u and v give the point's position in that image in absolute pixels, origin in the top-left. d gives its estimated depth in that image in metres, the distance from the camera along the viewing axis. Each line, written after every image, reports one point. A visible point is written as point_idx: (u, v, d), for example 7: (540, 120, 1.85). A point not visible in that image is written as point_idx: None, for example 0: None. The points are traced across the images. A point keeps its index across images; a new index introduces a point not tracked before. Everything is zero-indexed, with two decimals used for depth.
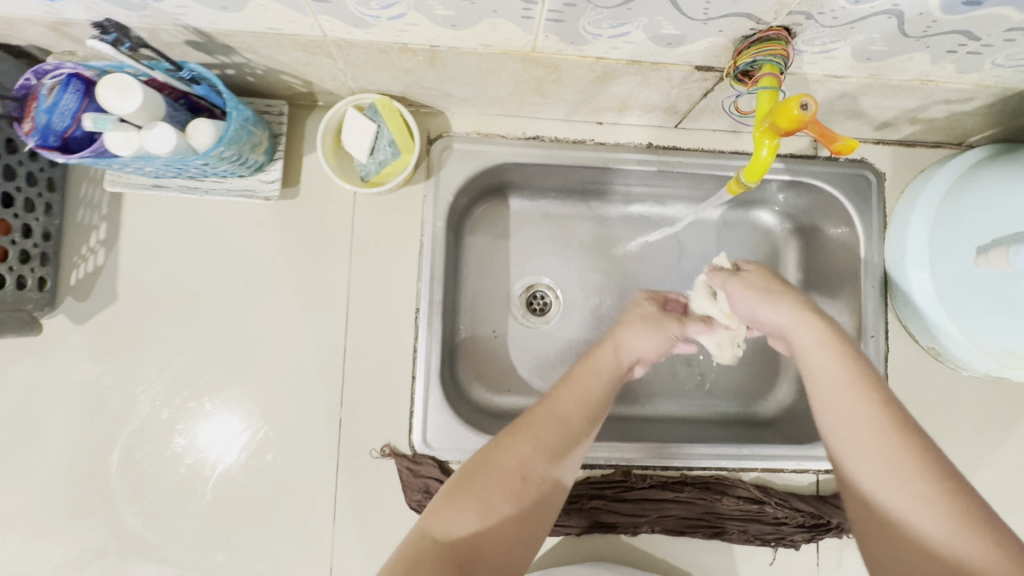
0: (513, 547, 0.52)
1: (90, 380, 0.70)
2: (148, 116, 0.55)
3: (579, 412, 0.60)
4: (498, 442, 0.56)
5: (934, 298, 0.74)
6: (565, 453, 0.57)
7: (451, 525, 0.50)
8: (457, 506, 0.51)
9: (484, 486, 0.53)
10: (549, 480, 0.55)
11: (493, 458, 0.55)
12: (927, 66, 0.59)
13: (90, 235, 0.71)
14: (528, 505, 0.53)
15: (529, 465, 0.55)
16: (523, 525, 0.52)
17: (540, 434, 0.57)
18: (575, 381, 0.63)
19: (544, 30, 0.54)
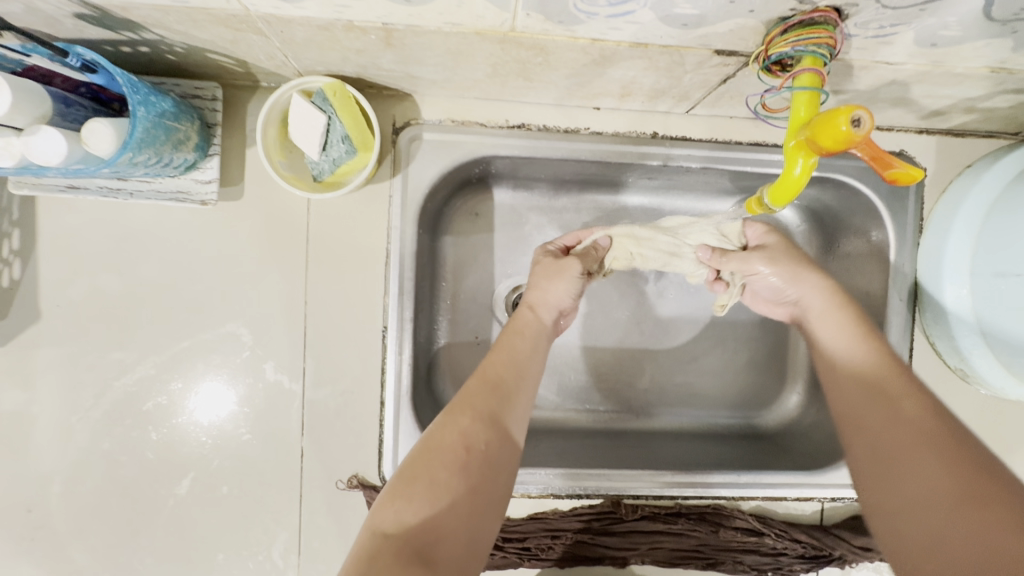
0: (475, 522, 0.46)
1: (17, 407, 0.63)
2: (27, 117, 0.44)
3: (509, 370, 0.57)
4: (435, 422, 0.51)
5: (972, 321, 0.66)
6: (506, 414, 0.53)
7: (400, 516, 0.44)
8: (403, 498, 0.45)
9: (428, 466, 0.47)
10: (494, 444, 0.50)
11: (433, 437, 0.49)
12: (1005, 53, 0.47)
13: (2, 244, 0.61)
14: (477, 476, 0.48)
15: (469, 433, 0.50)
16: (476, 504, 0.47)
17: (474, 401, 0.53)
18: (505, 347, 0.59)
19: (523, 6, 0.42)
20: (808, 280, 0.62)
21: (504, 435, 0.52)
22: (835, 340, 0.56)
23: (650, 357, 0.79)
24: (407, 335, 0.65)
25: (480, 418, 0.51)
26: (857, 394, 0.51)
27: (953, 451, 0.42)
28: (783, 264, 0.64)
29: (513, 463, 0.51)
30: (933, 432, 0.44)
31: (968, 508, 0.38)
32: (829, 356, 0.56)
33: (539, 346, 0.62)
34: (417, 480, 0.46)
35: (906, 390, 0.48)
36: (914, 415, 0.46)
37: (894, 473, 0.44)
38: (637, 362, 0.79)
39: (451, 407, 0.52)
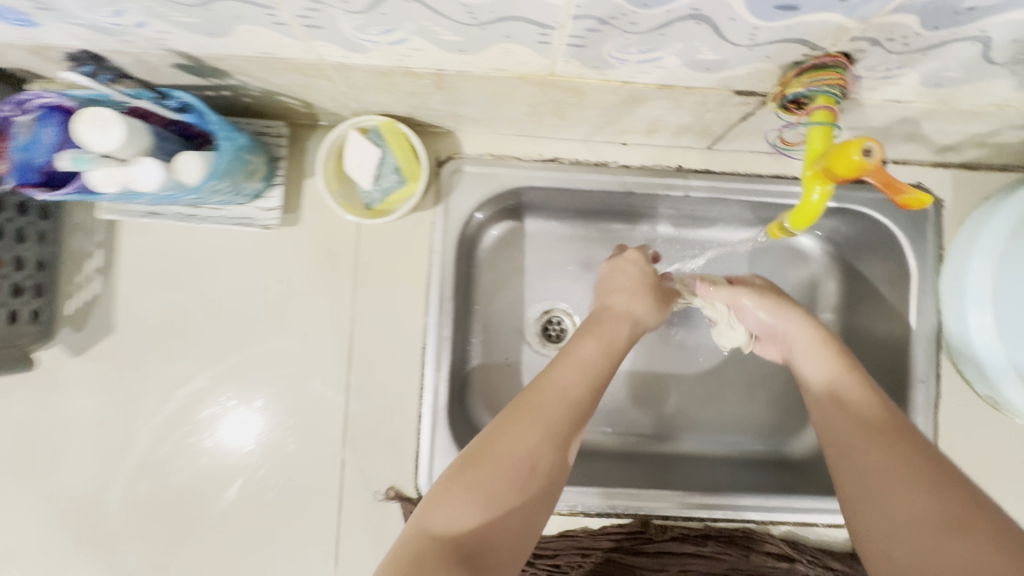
0: (517, 536, 0.48)
1: (87, 414, 0.68)
2: (132, 149, 0.50)
3: (582, 386, 0.57)
4: (505, 436, 0.52)
5: (995, 345, 0.67)
6: (571, 436, 0.54)
7: (452, 519, 0.47)
8: (456, 500, 0.48)
9: (489, 473, 0.50)
10: (557, 469, 0.52)
11: (484, 451, 0.51)
12: (1010, 92, 0.50)
13: (86, 263, 0.68)
14: (531, 499, 0.50)
15: (535, 455, 0.52)
16: (522, 525, 0.49)
17: (537, 415, 0.54)
18: (572, 355, 0.60)
19: (564, 54, 0.48)
20: (791, 314, 0.67)
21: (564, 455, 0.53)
22: (833, 378, 0.60)
23: (676, 380, 0.82)
24: (444, 353, 0.69)
25: (547, 437, 0.53)
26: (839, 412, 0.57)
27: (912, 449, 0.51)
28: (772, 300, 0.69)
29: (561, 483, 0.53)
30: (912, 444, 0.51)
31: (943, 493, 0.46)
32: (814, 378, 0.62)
33: (607, 350, 0.62)
34: (464, 488, 0.49)
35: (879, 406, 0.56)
36: (866, 418, 0.55)
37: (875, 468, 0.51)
38: (662, 387, 0.82)
39: (518, 411, 0.54)
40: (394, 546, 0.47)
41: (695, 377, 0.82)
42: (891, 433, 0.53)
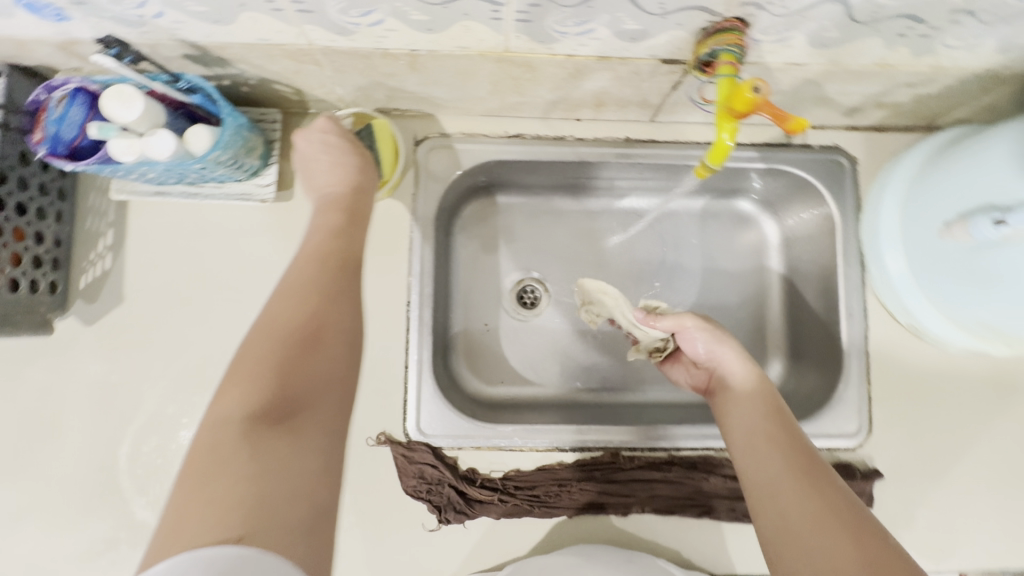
0: (333, 384, 0.51)
1: (100, 378, 0.74)
2: (149, 123, 0.59)
3: (324, 275, 0.57)
4: (268, 312, 0.53)
5: (909, 277, 0.77)
6: (347, 305, 0.56)
7: (239, 400, 0.45)
8: (242, 383, 0.47)
9: (256, 368, 0.48)
10: (343, 320, 0.54)
11: (271, 327, 0.51)
12: (883, 50, 0.61)
13: (98, 241, 0.75)
14: (320, 346, 0.51)
15: (311, 313, 0.53)
16: (323, 379, 0.50)
17: (315, 288, 0.55)
18: (305, 247, 0.60)
19: (514, 30, 0.58)
20: (731, 345, 0.73)
21: (358, 319, 0.56)
22: (758, 416, 0.65)
23: None
24: (426, 309, 0.77)
25: (328, 300, 0.55)
26: (759, 446, 0.61)
27: (822, 485, 0.55)
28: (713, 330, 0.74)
29: (347, 309, 0.56)
30: (821, 481, 0.56)
31: (828, 527, 0.51)
32: (740, 415, 0.66)
33: (348, 212, 0.65)
34: (259, 363, 0.48)
35: (793, 445, 0.60)
36: (780, 455, 0.59)
37: (778, 499, 0.56)
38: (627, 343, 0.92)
39: (285, 299, 0.54)
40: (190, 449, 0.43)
41: None
42: (799, 469, 0.57)
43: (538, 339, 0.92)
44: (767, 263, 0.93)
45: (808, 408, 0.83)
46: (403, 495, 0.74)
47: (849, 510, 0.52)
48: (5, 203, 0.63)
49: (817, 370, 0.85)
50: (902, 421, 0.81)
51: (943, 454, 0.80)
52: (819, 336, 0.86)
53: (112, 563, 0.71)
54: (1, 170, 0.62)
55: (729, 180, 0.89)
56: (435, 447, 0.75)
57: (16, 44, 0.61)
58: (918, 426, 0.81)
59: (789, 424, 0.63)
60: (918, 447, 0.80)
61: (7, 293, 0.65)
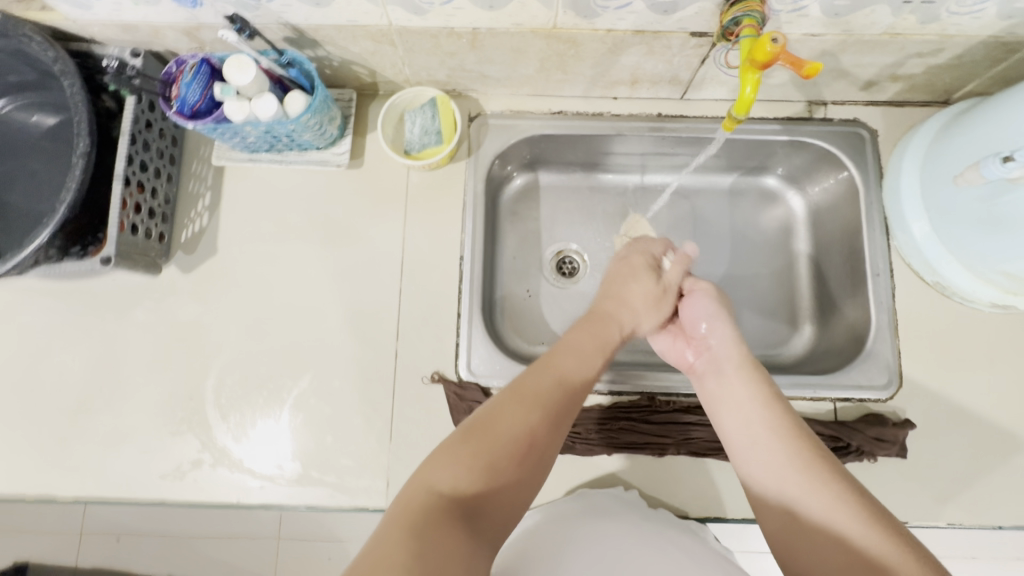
0: (520, 496, 0.52)
1: (193, 318, 0.85)
2: (257, 88, 0.71)
3: (576, 386, 0.61)
4: (519, 391, 0.58)
5: (934, 238, 0.80)
6: (564, 418, 0.58)
7: (454, 481, 0.49)
8: (454, 463, 0.51)
9: (472, 455, 0.51)
10: (548, 443, 0.56)
11: (494, 415, 0.55)
12: (890, 19, 0.69)
13: (197, 201, 0.87)
14: (526, 466, 0.53)
15: (531, 429, 0.55)
16: (529, 440, 0.54)
17: (538, 394, 0.58)
18: (563, 347, 0.66)
19: (562, 6, 0.68)
20: (727, 327, 0.74)
21: (559, 433, 0.57)
22: (757, 408, 0.63)
23: None
24: (477, 263, 0.85)
25: (547, 425, 0.56)
26: (761, 440, 0.60)
27: (826, 475, 0.55)
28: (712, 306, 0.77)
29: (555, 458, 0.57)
30: (824, 469, 0.56)
31: (839, 517, 0.51)
32: (738, 407, 0.65)
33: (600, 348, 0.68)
34: (472, 455, 0.51)
35: (797, 438, 0.59)
36: (783, 448, 0.59)
37: (787, 493, 0.56)
38: None
39: (516, 394, 0.58)
40: (398, 502, 0.48)
41: None
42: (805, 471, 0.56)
43: (577, 304, 0.99)
44: (794, 235, 0.99)
45: (837, 365, 0.87)
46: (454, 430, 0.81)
47: (879, 518, 0.50)
48: (133, 159, 0.76)
49: (845, 330, 0.89)
50: (932, 376, 0.83)
51: (975, 409, 0.82)
52: (846, 298, 0.90)
53: (197, 481, 0.80)
54: (133, 132, 0.75)
55: (756, 157, 0.96)
56: (483, 387, 0.82)
57: (155, 29, 0.75)
58: (950, 380, 0.83)
59: (790, 414, 0.62)
60: (949, 401, 0.82)
61: (130, 236, 0.76)
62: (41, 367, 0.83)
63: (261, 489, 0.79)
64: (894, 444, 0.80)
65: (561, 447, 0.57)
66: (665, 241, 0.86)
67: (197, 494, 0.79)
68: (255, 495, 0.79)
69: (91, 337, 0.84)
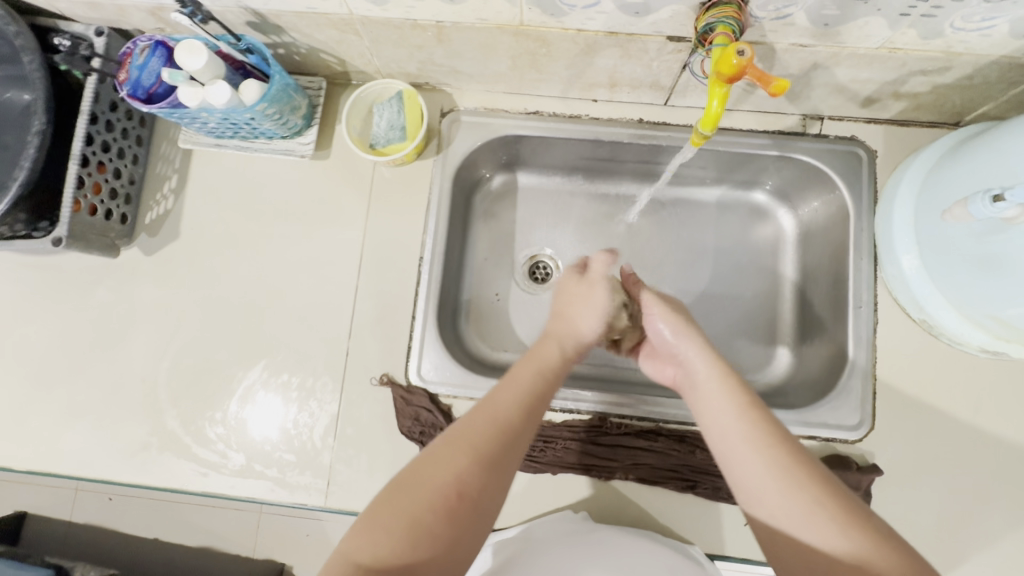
0: (455, 554, 0.47)
1: (151, 302, 0.85)
2: (210, 74, 0.69)
3: (519, 421, 0.56)
4: (449, 436, 0.53)
5: (922, 273, 0.75)
6: (506, 462, 0.52)
7: (375, 547, 0.45)
8: (376, 531, 0.46)
9: (392, 514, 0.47)
10: (487, 492, 0.50)
11: (420, 468, 0.50)
12: (887, 32, 0.62)
13: (163, 184, 0.87)
14: (462, 521, 0.48)
15: (463, 477, 0.49)
16: (462, 490, 0.49)
17: (472, 437, 0.52)
18: (509, 377, 0.61)
19: (526, 2, 0.64)
20: (694, 336, 0.67)
21: (499, 480, 0.51)
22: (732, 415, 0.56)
23: None
24: (437, 266, 0.83)
25: (482, 467, 0.50)
26: (736, 450, 0.54)
27: (802, 478, 0.49)
28: (675, 318, 0.71)
29: (496, 504, 0.51)
30: (802, 473, 0.50)
31: (816, 518, 0.47)
32: (714, 416, 0.58)
33: (546, 369, 0.63)
34: (395, 514, 0.47)
35: (773, 441, 0.53)
36: (757, 454, 0.52)
37: (763, 500, 0.50)
38: None
39: (450, 439, 0.52)
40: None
41: None
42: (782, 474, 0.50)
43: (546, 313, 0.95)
44: (781, 256, 0.93)
45: (808, 400, 0.82)
46: (399, 435, 0.79)
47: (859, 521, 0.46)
48: (93, 139, 0.75)
49: (822, 363, 0.84)
50: (908, 420, 0.78)
51: (952, 459, 0.76)
52: (827, 330, 0.85)
53: (142, 464, 0.80)
54: (92, 111, 0.74)
55: (745, 171, 0.90)
56: (432, 393, 0.80)
57: (118, 8, 0.73)
58: (926, 425, 0.77)
59: (765, 414, 0.56)
60: (925, 449, 0.77)
61: (87, 216, 0.76)
62: (4, 339, 0.84)
63: (204, 477, 0.79)
64: (856, 489, 0.75)
65: (499, 490, 0.51)
66: (607, 251, 0.81)
67: (141, 477, 0.80)
68: (198, 482, 0.79)
69: (54, 312, 0.85)
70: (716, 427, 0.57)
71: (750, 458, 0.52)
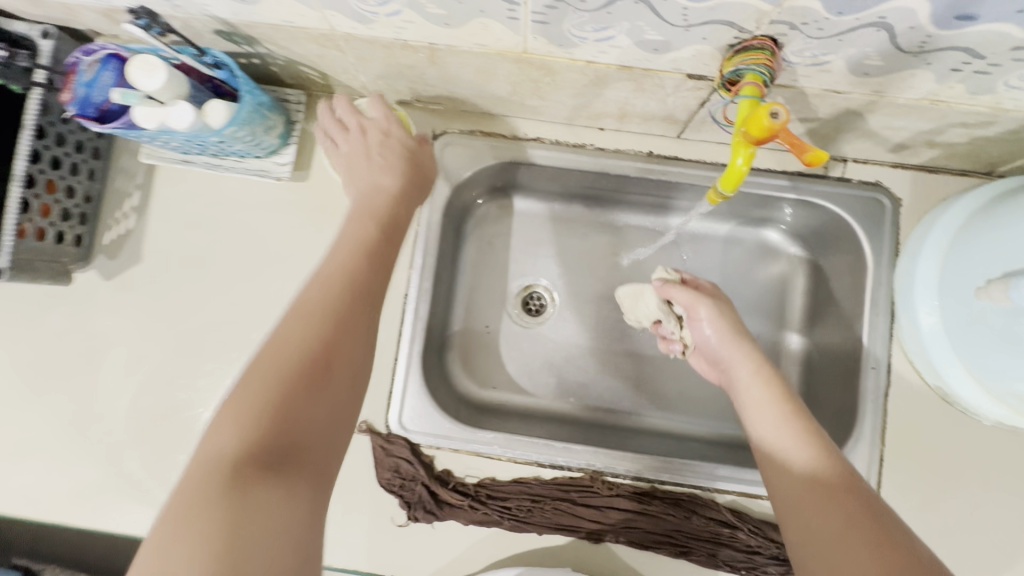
0: (326, 448, 0.44)
1: (109, 330, 0.78)
2: (172, 94, 0.61)
3: (341, 294, 0.50)
4: (280, 332, 0.47)
5: (942, 334, 0.69)
6: (356, 308, 0.50)
7: (230, 437, 0.40)
8: (230, 419, 0.41)
9: (259, 398, 0.42)
10: (354, 359, 0.48)
11: (272, 361, 0.45)
12: (933, 85, 0.56)
13: (125, 201, 0.79)
14: (328, 373, 0.45)
15: (316, 334, 0.46)
16: (325, 379, 0.45)
17: (320, 315, 0.48)
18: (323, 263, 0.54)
19: (531, 31, 0.56)
20: (744, 343, 0.67)
21: (355, 326, 0.49)
22: (774, 422, 0.57)
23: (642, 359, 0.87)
24: (423, 304, 0.77)
25: (338, 321, 0.48)
26: (778, 460, 0.54)
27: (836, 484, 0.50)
28: (728, 320, 0.70)
29: (362, 368, 0.49)
30: (841, 483, 0.50)
31: (863, 526, 0.45)
32: (759, 417, 0.59)
33: (379, 223, 0.60)
34: (255, 398, 0.42)
35: (818, 453, 0.53)
36: (803, 466, 0.52)
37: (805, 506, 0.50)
38: (630, 365, 0.88)
39: (298, 317, 0.48)
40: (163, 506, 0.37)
41: (666, 357, 0.87)
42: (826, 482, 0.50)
43: (540, 350, 0.88)
44: (790, 299, 0.88)
45: None
46: (377, 486, 0.74)
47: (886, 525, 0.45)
48: (41, 155, 0.66)
49: (828, 421, 0.79)
50: (916, 489, 0.74)
51: (959, 533, 0.72)
52: (834, 385, 0.80)
53: (96, 507, 0.74)
54: (40, 124, 0.65)
55: (758, 208, 0.84)
56: (412, 444, 0.74)
57: (67, 8, 0.64)
58: (934, 495, 0.73)
59: (812, 429, 0.56)
60: (932, 521, 0.73)
61: (33, 241, 0.68)
62: None
63: None
64: None
65: (364, 341, 0.49)
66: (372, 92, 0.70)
67: (95, 521, 0.74)
68: None
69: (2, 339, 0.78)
70: (765, 437, 0.57)
71: (795, 467, 0.53)
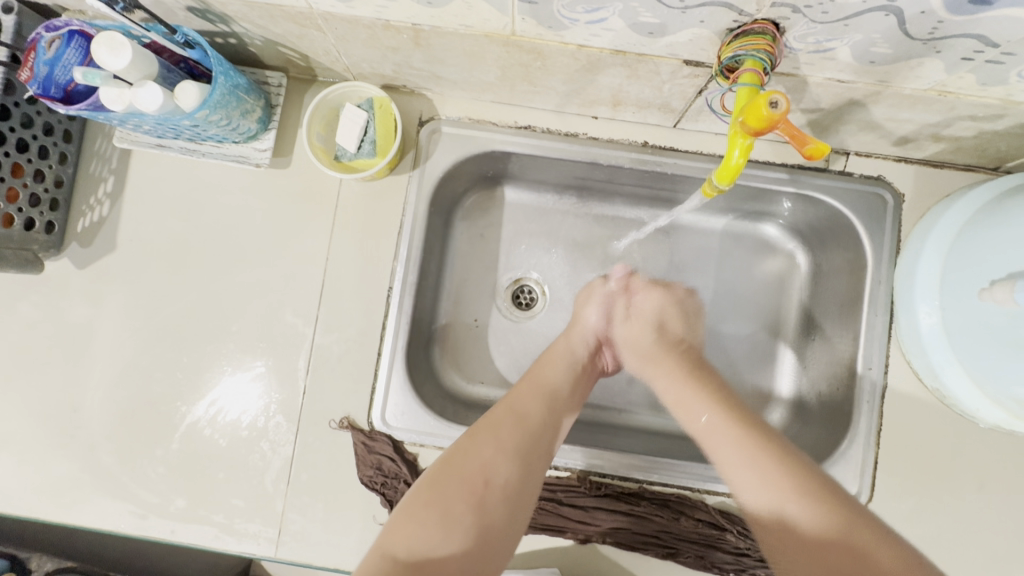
0: (482, 530, 0.51)
1: (83, 322, 0.75)
2: (139, 74, 0.58)
3: (524, 428, 0.58)
4: (460, 449, 0.56)
5: (941, 334, 0.67)
6: (534, 453, 0.57)
7: (411, 539, 0.49)
8: (417, 521, 0.50)
9: (429, 507, 0.51)
10: (514, 482, 0.54)
11: (452, 465, 0.55)
12: (942, 74, 0.53)
13: (98, 186, 0.76)
14: (490, 511, 0.52)
15: (492, 470, 0.54)
16: (490, 489, 0.53)
17: (495, 433, 0.57)
18: (518, 391, 0.63)
19: (519, 12, 0.53)
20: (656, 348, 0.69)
21: (523, 471, 0.56)
22: (715, 420, 0.59)
23: None
24: (407, 298, 0.74)
25: (520, 466, 0.56)
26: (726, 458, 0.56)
27: (811, 491, 0.51)
28: (638, 332, 0.71)
29: (530, 500, 0.56)
30: (806, 481, 0.52)
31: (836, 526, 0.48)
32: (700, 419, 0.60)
33: (576, 378, 0.67)
34: (429, 506, 0.51)
35: (772, 449, 0.55)
36: (749, 462, 0.54)
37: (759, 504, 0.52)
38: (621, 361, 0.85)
39: (476, 434, 0.57)
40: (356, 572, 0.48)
41: None
42: (780, 484, 0.52)
43: (529, 345, 0.86)
44: (787, 296, 0.85)
45: None
46: (359, 484, 0.72)
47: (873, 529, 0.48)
48: (5, 137, 0.64)
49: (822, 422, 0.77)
50: (910, 492, 0.72)
51: (953, 537, 0.71)
52: (829, 385, 0.78)
53: (70, 502, 0.72)
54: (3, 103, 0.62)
55: (755, 202, 0.81)
56: (395, 440, 0.73)
57: None
58: (928, 498, 0.72)
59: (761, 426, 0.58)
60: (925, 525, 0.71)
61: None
62: None
63: (141, 520, 0.72)
64: None
65: (535, 480, 0.56)
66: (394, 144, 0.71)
67: (68, 517, 0.72)
68: (134, 525, 0.72)
69: None
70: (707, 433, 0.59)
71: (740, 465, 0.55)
